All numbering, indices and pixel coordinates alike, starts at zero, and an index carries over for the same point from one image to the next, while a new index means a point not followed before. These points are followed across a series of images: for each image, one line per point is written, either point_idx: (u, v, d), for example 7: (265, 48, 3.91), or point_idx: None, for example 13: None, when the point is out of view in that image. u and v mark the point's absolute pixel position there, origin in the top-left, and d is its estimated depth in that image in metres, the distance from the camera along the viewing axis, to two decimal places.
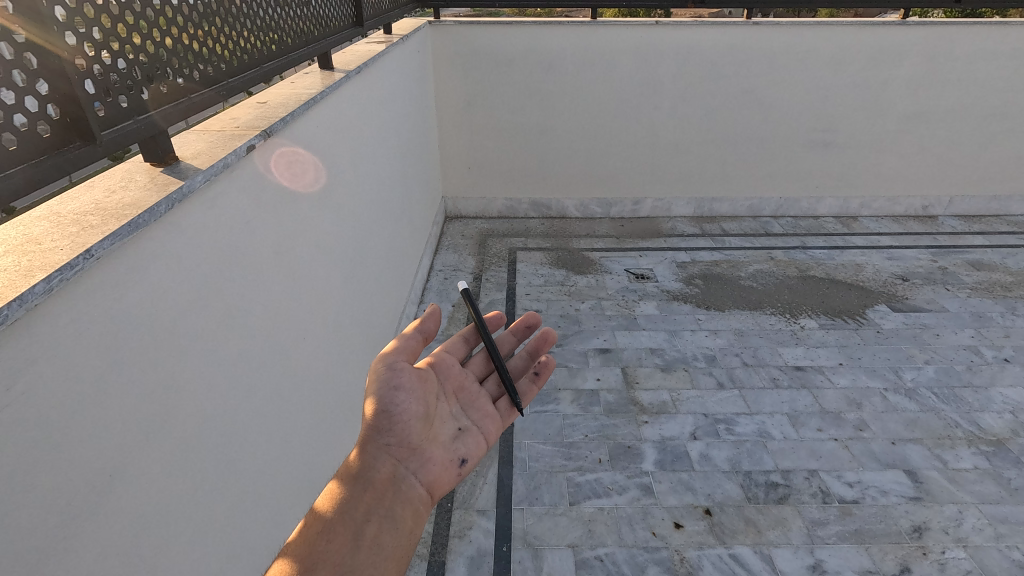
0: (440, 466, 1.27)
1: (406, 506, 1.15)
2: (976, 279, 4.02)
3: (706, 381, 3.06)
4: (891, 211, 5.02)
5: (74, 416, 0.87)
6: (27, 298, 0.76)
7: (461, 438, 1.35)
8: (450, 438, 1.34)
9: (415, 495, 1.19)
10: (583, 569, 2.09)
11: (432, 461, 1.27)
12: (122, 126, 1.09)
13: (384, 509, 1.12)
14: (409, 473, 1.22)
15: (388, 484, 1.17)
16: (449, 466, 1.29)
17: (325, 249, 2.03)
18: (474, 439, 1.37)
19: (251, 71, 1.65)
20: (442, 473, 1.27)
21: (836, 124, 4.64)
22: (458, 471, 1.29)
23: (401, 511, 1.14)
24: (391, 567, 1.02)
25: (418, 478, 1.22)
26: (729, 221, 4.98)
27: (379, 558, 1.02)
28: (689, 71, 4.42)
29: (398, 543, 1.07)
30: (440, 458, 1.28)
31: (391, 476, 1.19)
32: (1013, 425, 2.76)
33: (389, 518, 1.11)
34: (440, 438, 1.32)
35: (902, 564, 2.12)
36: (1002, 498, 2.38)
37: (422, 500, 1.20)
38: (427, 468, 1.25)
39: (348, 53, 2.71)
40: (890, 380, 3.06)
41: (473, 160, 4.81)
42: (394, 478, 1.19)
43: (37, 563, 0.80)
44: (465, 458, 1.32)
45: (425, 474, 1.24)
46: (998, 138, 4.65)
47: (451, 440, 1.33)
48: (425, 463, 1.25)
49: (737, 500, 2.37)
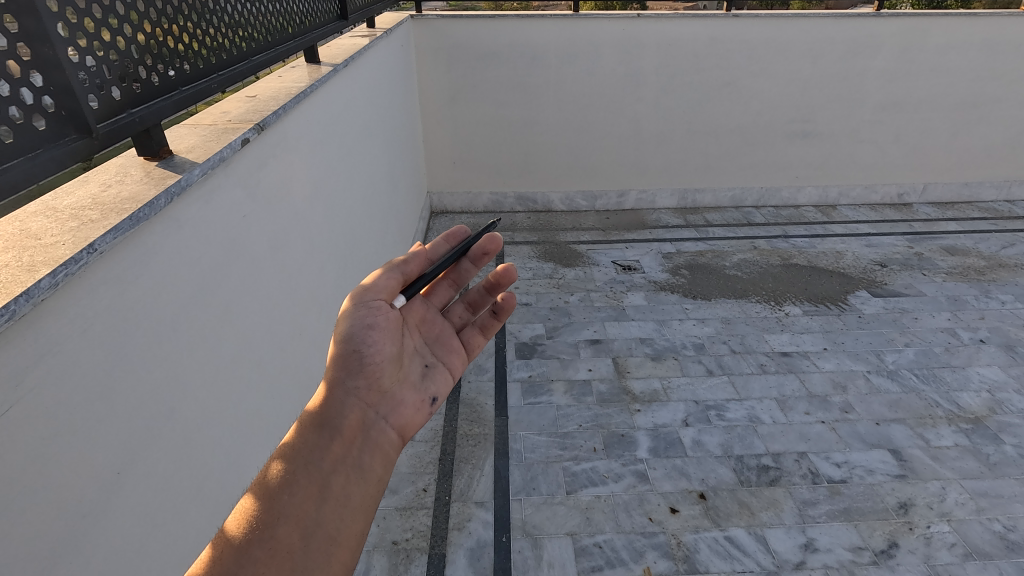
0: (412, 408, 1.15)
1: (375, 455, 1.03)
2: (952, 264, 4.14)
3: (696, 369, 3.11)
4: (868, 199, 5.14)
5: (79, 414, 0.85)
6: (33, 293, 0.74)
7: (429, 377, 1.23)
8: (419, 377, 1.21)
9: (386, 441, 1.07)
10: (582, 556, 2.12)
11: (403, 404, 1.14)
12: (117, 119, 1.07)
13: (353, 459, 0.99)
14: (380, 417, 1.09)
15: (356, 431, 1.03)
16: (421, 407, 1.17)
17: (318, 244, 2.01)
18: (443, 377, 1.26)
19: (240, 64, 1.63)
20: (413, 415, 1.15)
21: (815, 115, 4.72)
22: (430, 412, 1.18)
23: (371, 460, 1.02)
24: (359, 521, 0.92)
25: (389, 422, 1.10)
26: (713, 212, 5.05)
27: (345, 513, 0.92)
28: (671, 64, 4.45)
29: (367, 495, 0.96)
30: (412, 399, 1.16)
31: (360, 420, 1.05)
32: (990, 403, 2.86)
33: (358, 468, 0.99)
34: (410, 378, 1.19)
35: (890, 540, 2.18)
36: (981, 472, 2.47)
37: (393, 447, 1.08)
38: (398, 412, 1.13)
39: (332, 46, 2.69)
40: (872, 363, 3.14)
41: (458, 155, 4.79)
42: (363, 423, 1.05)
43: (50, 564, 0.79)
44: (435, 398, 1.22)
45: (397, 417, 1.12)
46: (968, 126, 4.79)
47: (420, 379, 1.21)
48: (396, 407, 1.12)
49: (730, 483, 2.42)
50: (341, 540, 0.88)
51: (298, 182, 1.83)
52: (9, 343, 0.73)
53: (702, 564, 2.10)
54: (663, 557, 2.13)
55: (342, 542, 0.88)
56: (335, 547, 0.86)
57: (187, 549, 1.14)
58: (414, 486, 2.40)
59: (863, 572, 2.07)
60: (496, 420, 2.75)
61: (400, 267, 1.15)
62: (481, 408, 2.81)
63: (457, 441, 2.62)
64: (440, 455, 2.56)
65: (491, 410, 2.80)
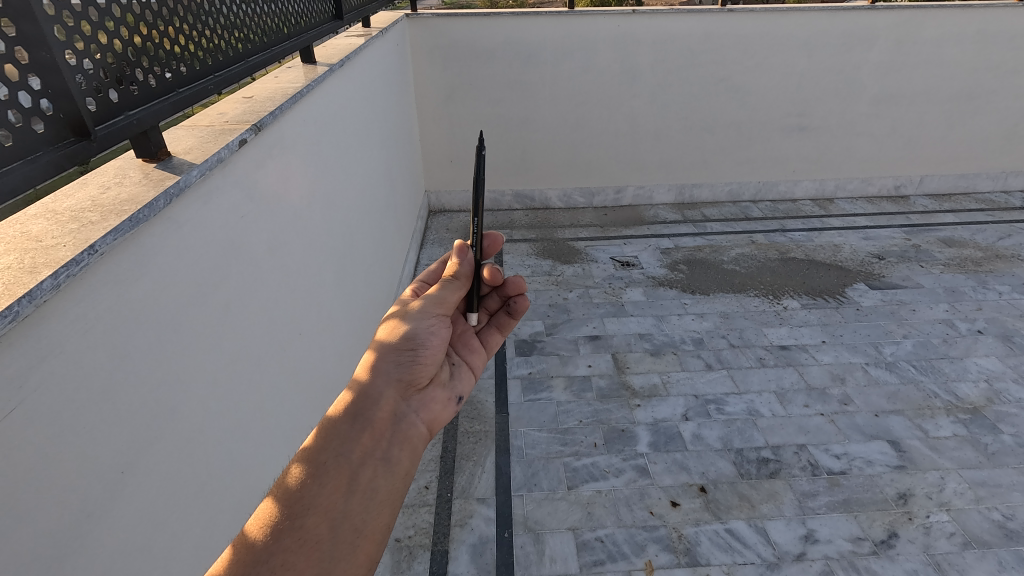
0: (442, 403, 1.16)
1: (404, 448, 1.03)
2: (949, 255, 4.16)
3: (695, 363, 3.13)
4: (865, 192, 5.16)
5: (83, 412, 0.86)
6: (36, 294, 0.75)
7: (456, 376, 1.27)
8: (448, 376, 1.25)
9: (416, 435, 1.07)
10: (584, 550, 2.13)
11: (432, 400, 1.15)
12: (115, 121, 1.07)
13: (381, 452, 1.00)
14: (411, 411, 1.09)
15: (388, 423, 1.04)
16: (449, 404, 1.18)
17: (316, 243, 2.01)
18: (466, 376, 1.31)
19: (236, 65, 1.63)
20: (441, 411, 1.16)
21: (811, 109, 4.73)
22: (457, 409, 1.20)
23: (400, 454, 1.02)
24: (385, 514, 0.94)
25: (420, 417, 1.10)
26: (710, 207, 5.07)
27: (371, 506, 0.94)
28: (666, 60, 4.45)
29: (394, 489, 0.97)
30: (441, 396, 1.18)
31: (393, 412, 1.06)
32: (988, 393, 2.87)
33: (386, 461, 1.00)
34: (441, 376, 1.22)
35: (890, 530, 2.20)
36: (980, 462, 2.48)
37: (421, 440, 1.09)
38: (429, 407, 1.14)
39: (328, 46, 2.69)
40: (870, 355, 3.16)
41: (455, 154, 4.79)
42: (395, 415, 1.06)
43: (54, 564, 0.79)
44: (461, 396, 1.24)
45: (428, 413, 1.13)
46: (964, 118, 4.80)
47: (448, 378, 1.25)
48: (427, 402, 1.14)
49: (730, 476, 2.43)
50: (367, 533, 0.91)
51: (296, 183, 1.84)
52: (12, 343, 0.74)
53: (703, 557, 2.11)
54: (664, 551, 2.14)
55: (366, 536, 0.91)
56: (360, 539, 0.90)
57: (191, 547, 1.16)
58: (416, 484, 2.41)
59: (862, 562, 2.08)
60: (497, 416, 2.76)
61: (458, 285, 1.22)
62: (481, 406, 2.82)
63: (458, 438, 2.63)
64: (442, 452, 2.57)
65: (491, 407, 2.81)
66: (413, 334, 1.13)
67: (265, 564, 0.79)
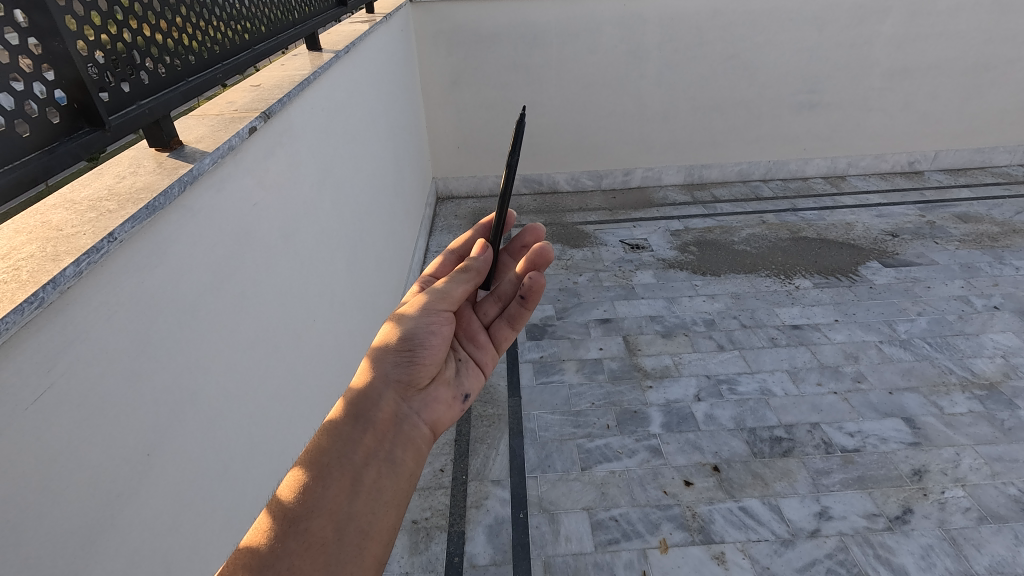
0: (444, 404, 1.19)
1: (406, 449, 1.07)
2: (964, 231, 4.10)
3: (706, 344, 3.12)
4: (877, 169, 5.09)
5: (110, 397, 0.88)
6: (60, 281, 0.77)
7: (463, 374, 1.29)
8: (454, 375, 1.27)
9: (418, 436, 1.11)
10: (598, 530, 2.16)
11: (435, 401, 1.18)
12: (128, 110, 1.08)
13: (384, 452, 1.04)
14: (412, 412, 1.13)
15: (389, 424, 1.08)
16: (453, 403, 1.22)
17: (328, 230, 2.03)
18: (475, 373, 1.32)
19: (243, 53, 1.64)
20: (446, 412, 1.20)
21: (822, 85, 4.64)
22: (463, 408, 1.24)
23: (403, 455, 1.06)
24: (390, 514, 0.97)
25: (421, 418, 1.14)
26: (720, 187, 5.03)
27: (377, 506, 0.96)
28: (674, 38, 4.38)
29: (399, 489, 1.01)
30: (446, 396, 1.21)
31: (394, 413, 1.10)
32: (1005, 368, 2.84)
33: (390, 461, 1.03)
34: (446, 375, 1.25)
35: (904, 506, 2.20)
36: (996, 438, 2.47)
37: (424, 442, 1.12)
38: (431, 407, 1.18)
39: (333, 33, 2.68)
40: (884, 333, 3.13)
41: (462, 139, 4.78)
42: (396, 416, 1.10)
43: (91, 539, 0.83)
44: (468, 394, 1.27)
45: (429, 413, 1.16)
46: (981, 90, 4.70)
47: (455, 376, 1.27)
48: (429, 402, 1.17)
49: (744, 455, 2.44)
50: (373, 533, 0.93)
51: (305, 169, 1.85)
52: (41, 329, 0.76)
53: (717, 535, 2.13)
54: (678, 529, 2.16)
55: (373, 536, 0.93)
56: (366, 541, 0.91)
57: (217, 527, 1.19)
58: (431, 467, 2.44)
59: (877, 538, 2.09)
60: (509, 400, 2.78)
61: (466, 278, 1.22)
62: (494, 389, 2.84)
63: (472, 422, 2.66)
64: (456, 435, 2.60)
65: (504, 391, 2.84)
66: (414, 335, 1.15)
67: (275, 568, 0.81)
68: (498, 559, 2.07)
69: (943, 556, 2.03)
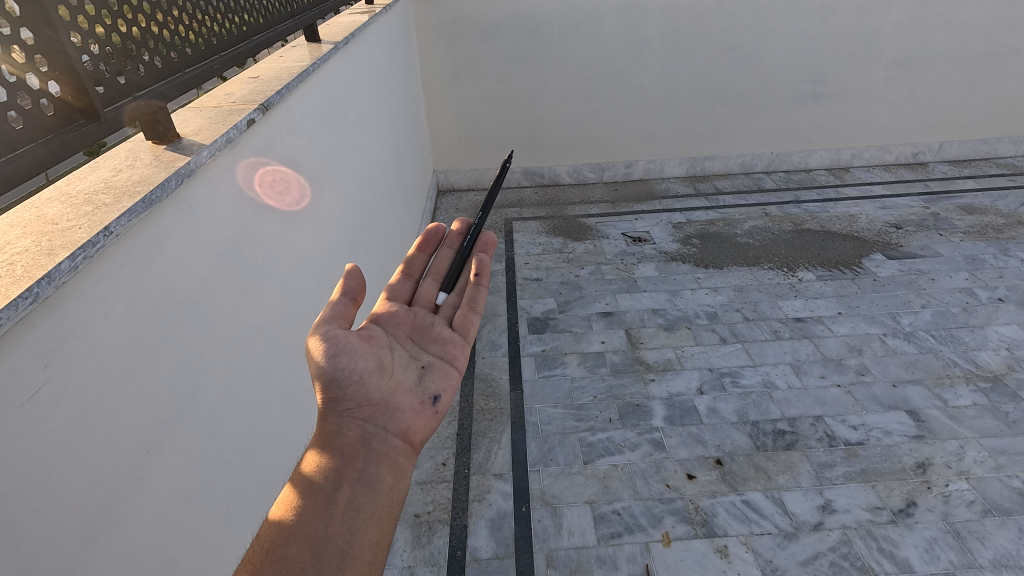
0: (412, 411, 1.13)
1: (381, 464, 1.02)
2: (969, 223, 4.07)
3: (709, 337, 3.11)
4: (881, 160, 5.05)
5: (107, 392, 0.87)
6: (55, 276, 0.75)
7: (428, 377, 1.21)
8: (416, 380, 1.19)
9: (390, 449, 1.06)
10: (601, 523, 2.15)
11: (401, 411, 1.12)
12: (123, 103, 1.07)
13: (357, 471, 0.99)
14: (379, 428, 1.08)
15: (356, 445, 1.03)
16: (423, 408, 1.15)
17: (328, 224, 2.01)
18: (444, 374, 1.24)
19: (240, 45, 1.61)
20: (417, 418, 1.13)
21: (826, 75, 4.60)
22: (435, 410, 1.16)
23: (378, 470, 1.01)
24: (372, 528, 0.92)
25: (390, 430, 1.09)
26: (722, 179, 5.00)
27: (356, 524, 0.91)
28: (677, 28, 4.34)
29: (377, 504, 0.96)
30: (410, 403, 1.14)
31: (359, 434, 1.05)
32: (1009, 361, 2.83)
33: (364, 479, 0.99)
34: (408, 383, 1.18)
35: (908, 499, 2.20)
36: (1000, 431, 2.45)
37: (400, 453, 1.07)
38: (398, 418, 1.11)
39: (333, 24, 2.65)
40: (888, 325, 3.12)
41: (463, 132, 4.75)
42: (363, 436, 1.05)
43: (90, 537, 0.82)
44: (438, 396, 1.19)
45: (397, 424, 1.10)
46: (987, 80, 4.64)
47: (417, 382, 1.19)
48: (395, 414, 1.11)
49: (747, 449, 2.43)
50: (356, 551, 0.88)
51: (304, 162, 1.83)
52: (36, 325, 0.75)
53: (720, 528, 2.12)
54: (680, 522, 2.15)
55: (357, 553, 0.88)
56: (349, 559, 0.86)
57: (218, 521, 1.19)
58: (433, 461, 2.44)
59: (880, 531, 2.08)
60: (511, 394, 2.77)
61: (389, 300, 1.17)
62: (496, 383, 2.84)
63: (474, 416, 2.66)
64: (458, 429, 2.59)
65: (506, 385, 2.83)
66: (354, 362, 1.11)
67: None
68: (500, 552, 2.07)
69: (947, 549, 2.02)
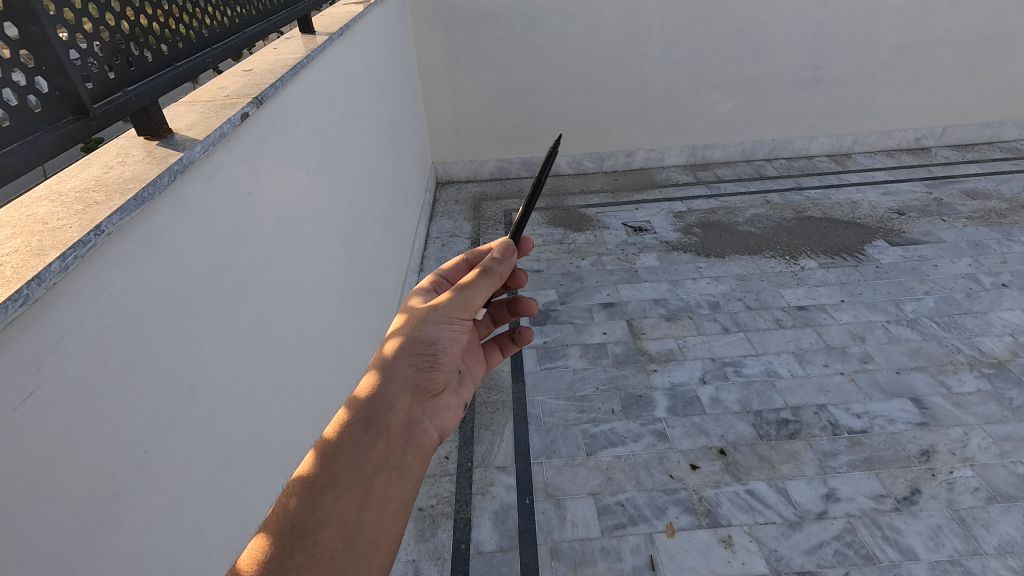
0: (451, 410, 1.14)
1: (416, 454, 1.01)
2: (972, 208, 4.03)
3: (711, 327, 3.10)
4: (884, 145, 5.00)
5: (103, 393, 0.86)
6: (45, 276, 0.74)
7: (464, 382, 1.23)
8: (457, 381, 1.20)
9: (427, 441, 1.05)
10: (604, 514, 2.15)
11: (443, 406, 1.12)
12: (113, 98, 1.04)
13: (394, 457, 0.98)
14: (423, 416, 1.07)
15: (401, 430, 1.01)
16: (458, 409, 1.16)
17: (326, 217, 1.99)
18: (472, 384, 1.27)
19: (231, 37, 1.58)
20: (451, 416, 1.14)
21: (827, 60, 4.55)
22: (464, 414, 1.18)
23: (412, 460, 1.00)
24: (398, 523, 0.92)
25: (431, 422, 1.08)
26: (723, 167, 4.96)
27: (385, 515, 0.91)
28: (676, 14, 4.29)
29: (406, 496, 0.95)
30: (452, 401, 1.15)
31: (406, 418, 1.03)
32: (1013, 347, 2.81)
33: (399, 468, 0.97)
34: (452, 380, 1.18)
35: (912, 486, 2.19)
36: (1005, 417, 2.44)
37: (432, 446, 1.07)
38: (440, 413, 1.11)
39: (328, 15, 2.61)
40: (891, 312, 3.10)
41: (461, 122, 4.71)
42: (408, 421, 1.03)
43: (88, 539, 0.81)
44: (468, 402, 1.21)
45: (438, 418, 1.10)
46: (990, 62, 4.59)
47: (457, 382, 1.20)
48: (438, 407, 1.11)
49: (750, 438, 2.43)
50: (381, 544, 0.88)
51: (301, 155, 1.81)
52: (26, 327, 0.73)
53: (724, 518, 2.12)
54: (684, 513, 2.15)
55: (380, 546, 0.88)
56: (374, 551, 0.86)
57: (220, 519, 1.18)
58: (436, 454, 2.44)
59: (884, 519, 2.08)
60: (513, 386, 2.77)
61: (488, 284, 1.11)
62: (498, 375, 2.83)
63: (476, 409, 2.65)
64: (460, 422, 2.59)
65: (508, 377, 2.82)
66: (429, 340, 1.08)
67: None
68: (504, 545, 2.07)
69: (951, 537, 2.02)
